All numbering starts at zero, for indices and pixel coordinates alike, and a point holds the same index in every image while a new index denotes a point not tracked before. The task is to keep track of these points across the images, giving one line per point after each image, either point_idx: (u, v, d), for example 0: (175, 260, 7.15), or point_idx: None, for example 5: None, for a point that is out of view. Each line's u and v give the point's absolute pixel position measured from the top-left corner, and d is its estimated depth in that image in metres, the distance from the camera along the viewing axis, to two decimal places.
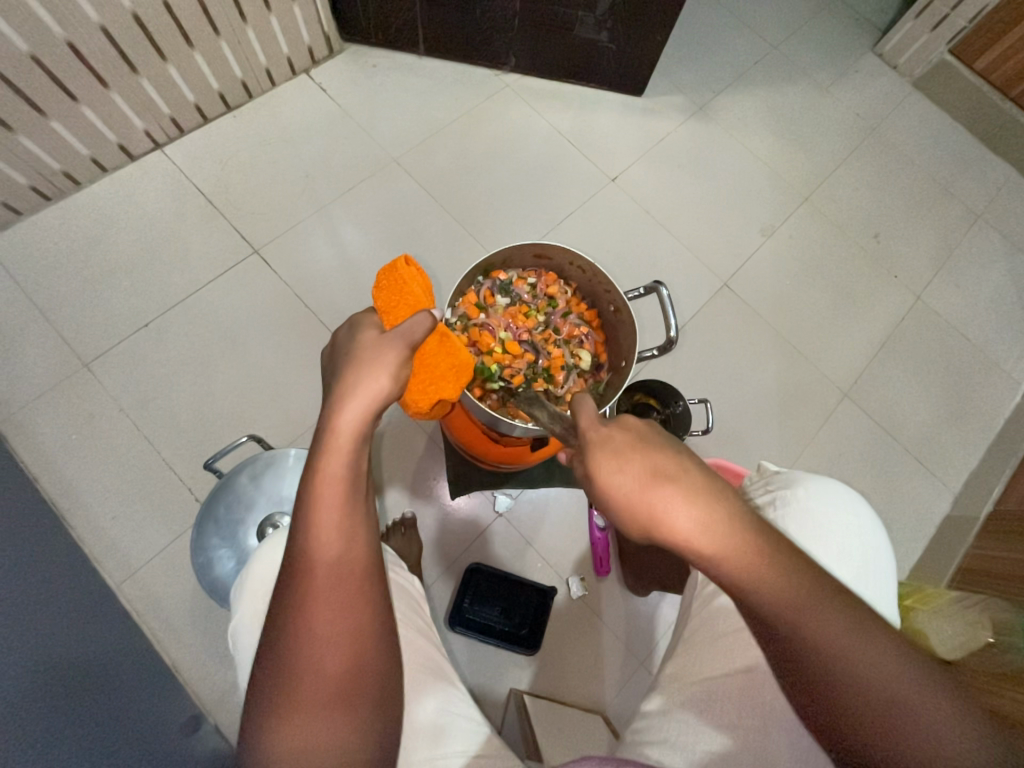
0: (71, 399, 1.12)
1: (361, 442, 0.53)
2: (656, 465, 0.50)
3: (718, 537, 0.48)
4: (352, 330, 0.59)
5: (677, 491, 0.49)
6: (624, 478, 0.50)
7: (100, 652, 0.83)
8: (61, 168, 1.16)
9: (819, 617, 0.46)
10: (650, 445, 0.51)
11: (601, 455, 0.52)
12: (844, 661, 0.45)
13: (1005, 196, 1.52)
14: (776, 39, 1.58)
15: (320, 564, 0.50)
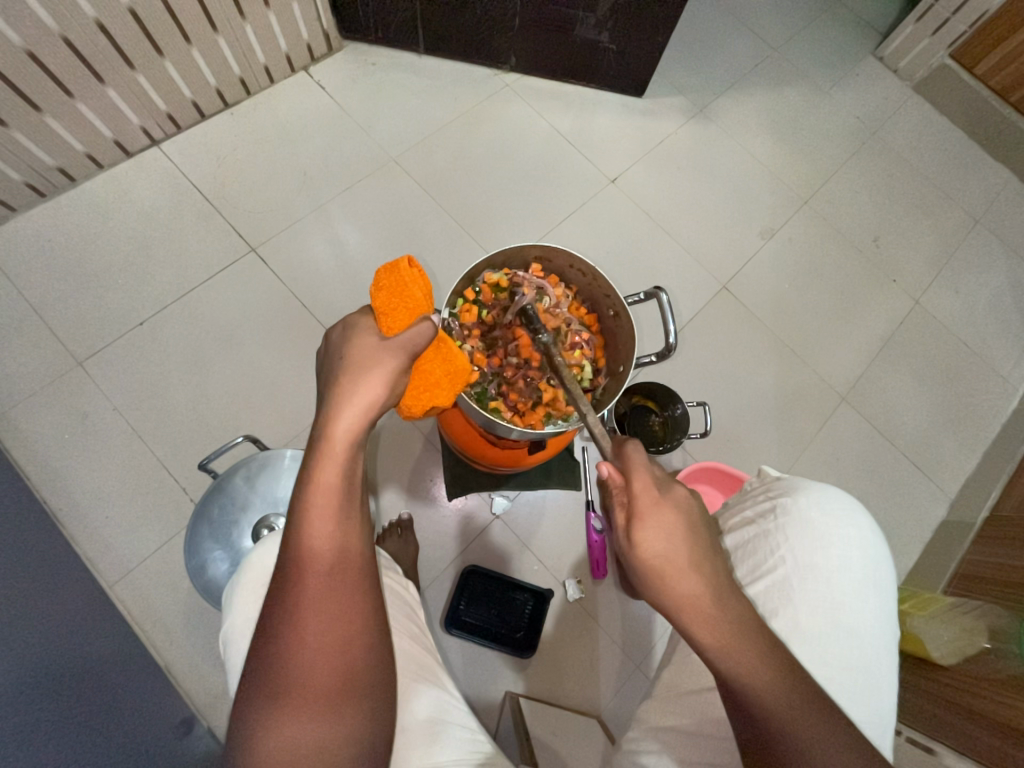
0: (65, 397, 1.11)
1: (357, 451, 0.52)
2: (696, 549, 0.54)
3: (726, 622, 0.53)
4: (353, 337, 0.58)
5: (696, 562, 0.54)
6: (664, 554, 0.53)
7: (93, 654, 0.83)
8: (56, 164, 1.15)
9: (800, 718, 0.50)
10: (696, 529, 0.55)
11: (648, 530, 0.53)
12: (803, 740, 0.49)
13: (1003, 201, 1.53)
14: (777, 41, 1.58)
15: (312, 569, 0.49)
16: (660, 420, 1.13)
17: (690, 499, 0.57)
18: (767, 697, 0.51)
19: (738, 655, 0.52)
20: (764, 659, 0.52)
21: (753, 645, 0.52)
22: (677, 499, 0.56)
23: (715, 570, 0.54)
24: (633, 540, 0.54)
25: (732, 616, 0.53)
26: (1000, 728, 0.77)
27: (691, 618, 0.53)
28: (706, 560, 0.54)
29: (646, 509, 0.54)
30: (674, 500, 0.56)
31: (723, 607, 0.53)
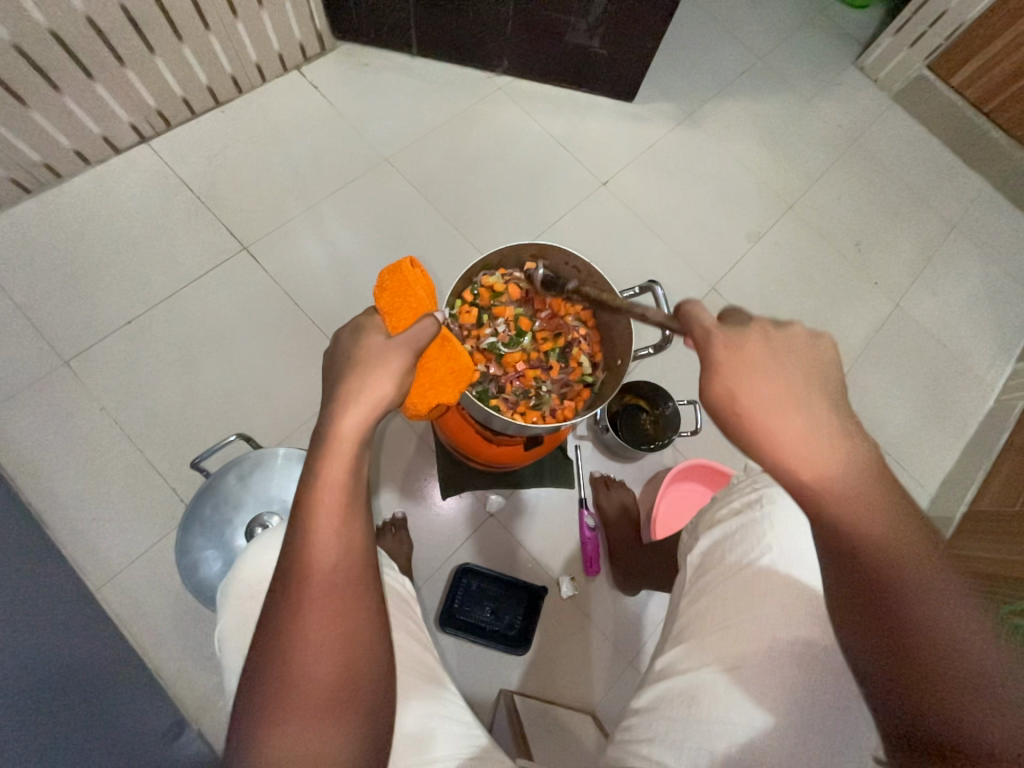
0: (50, 396, 1.09)
1: (364, 447, 0.53)
2: (804, 383, 0.51)
3: (830, 463, 0.47)
4: (365, 330, 0.58)
5: (786, 398, 0.50)
6: (749, 387, 0.51)
7: (82, 658, 0.81)
8: (42, 160, 1.13)
9: (919, 569, 0.43)
10: (785, 367, 0.52)
11: (726, 367, 0.52)
12: (922, 592, 0.42)
13: (978, 208, 1.58)
14: (762, 50, 1.62)
15: (316, 567, 0.49)
16: (651, 419, 1.16)
17: (812, 344, 0.54)
18: (880, 543, 0.44)
19: (846, 494, 0.46)
20: (880, 504, 0.46)
21: (869, 489, 0.46)
22: (791, 341, 0.54)
23: (830, 408, 0.50)
24: (727, 376, 0.52)
25: (846, 454, 0.48)
26: None
27: (789, 458, 0.48)
28: (817, 395, 0.51)
29: (749, 347, 0.53)
30: (790, 340, 0.54)
31: (834, 443, 0.48)
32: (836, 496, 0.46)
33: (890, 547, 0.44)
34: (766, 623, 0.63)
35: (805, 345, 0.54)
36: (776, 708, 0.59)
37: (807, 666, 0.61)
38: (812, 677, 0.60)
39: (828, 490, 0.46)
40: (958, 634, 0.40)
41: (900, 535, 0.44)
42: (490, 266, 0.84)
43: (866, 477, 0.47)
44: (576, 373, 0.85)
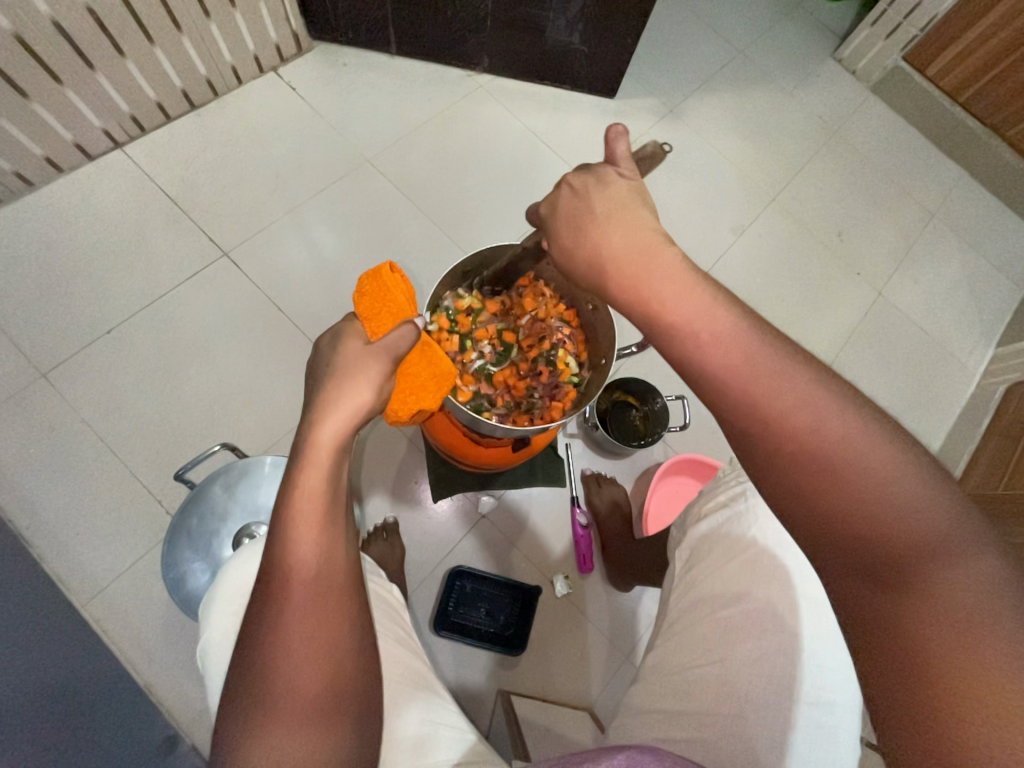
0: (29, 410, 1.06)
1: (342, 455, 0.52)
2: (618, 221, 0.53)
3: (649, 273, 0.49)
4: (343, 337, 0.58)
5: (607, 218, 0.54)
6: (575, 218, 0.56)
7: (69, 677, 0.80)
8: (12, 168, 1.10)
9: (788, 383, 0.41)
10: (605, 190, 0.55)
11: (559, 209, 0.59)
12: (799, 407, 0.41)
13: (957, 196, 1.61)
14: (742, 43, 1.62)
15: (297, 577, 0.48)
16: (641, 415, 1.17)
17: (614, 181, 0.56)
18: (738, 360, 0.43)
19: (685, 321, 0.46)
20: (703, 306, 0.46)
21: (709, 307, 0.46)
22: (595, 183, 0.56)
23: (653, 236, 0.52)
24: (560, 245, 0.58)
25: (673, 276, 0.48)
26: None
27: (616, 278, 0.52)
28: (633, 227, 0.53)
29: (565, 211, 0.58)
30: (593, 185, 0.56)
31: (655, 271, 0.49)
32: (683, 327, 0.46)
33: (750, 367, 0.42)
34: (750, 615, 0.64)
35: (606, 181, 0.56)
36: (764, 698, 0.59)
37: (791, 657, 0.61)
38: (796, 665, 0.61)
39: (669, 324, 0.46)
40: (831, 441, 0.39)
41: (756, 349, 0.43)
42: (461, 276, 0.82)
43: (708, 298, 0.46)
44: (564, 375, 0.84)
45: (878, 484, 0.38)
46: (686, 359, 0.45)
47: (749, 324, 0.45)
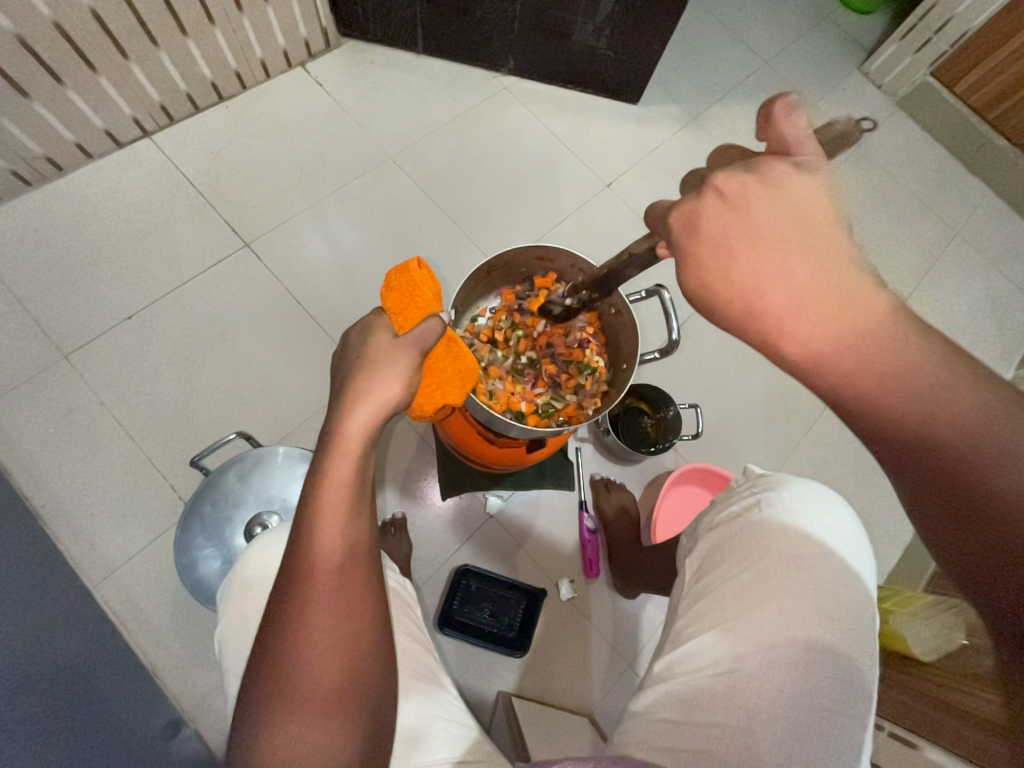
0: (49, 391, 1.08)
1: (371, 448, 0.52)
2: (794, 246, 0.44)
3: (834, 311, 0.44)
4: (373, 328, 0.57)
5: (786, 245, 0.44)
6: (744, 240, 0.45)
7: (79, 655, 0.81)
8: (44, 152, 1.12)
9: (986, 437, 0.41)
10: (788, 204, 0.45)
11: (717, 222, 0.46)
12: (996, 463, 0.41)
13: (982, 215, 1.59)
14: (768, 53, 1.62)
15: (322, 566, 0.48)
16: (652, 422, 1.17)
17: (790, 180, 0.45)
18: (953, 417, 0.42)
19: (892, 377, 0.43)
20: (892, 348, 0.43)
21: (922, 358, 0.43)
22: (765, 187, 0.45)
23: (833, 269, 0.44)
24: (699, 279, 0.48)
25: (878, 324, 0.43)
26: (924, 696, 0.84)
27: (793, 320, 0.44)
28: (812, 263, 0.44)
29: (714, 228, 0.47)
30: (758, 191, 0.45)
31: (859, 318, 0.43)
32: (896, 382, 0.43)
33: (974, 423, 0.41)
34: (766, 628, 0.63)
35: (784, 185, 0.45)
36: (777, 713, 0.58)
37: (807, 673, 0.60)
38: (814, 681, 0.60)
39: (877, 381, 0.43)
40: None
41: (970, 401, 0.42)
42: (478, 279, 0.82)
43: (916, 345, 0.43)
44: (601, 374, 0.86)
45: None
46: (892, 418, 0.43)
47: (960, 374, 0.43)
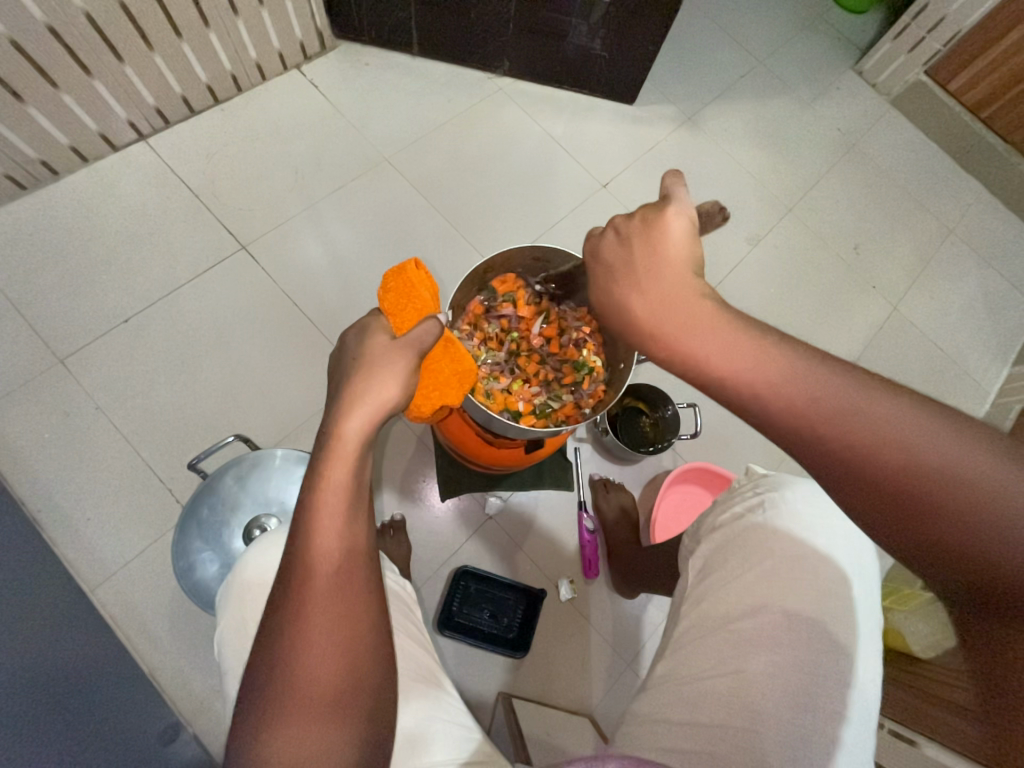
0: (46, 396, 1.07)
1: (366, 450, 0.52)
2: (668, 275, 0.53)
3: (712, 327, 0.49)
4: (370, 329, 0.57)
5: (659, 272, 0.54)
6: (625, 270, 0.56)
7: (77, 660, 0.81)
8: (39, 156, 1.12)
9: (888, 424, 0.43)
10: (658, 240, 0.55)
11: (607, 259, 0.57)
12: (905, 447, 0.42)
13: (975, 213, 1.60)
14: (763, 53, 1.62)
15: (319, 569, 0.48)
16: (650, 421, 1.17)
17: (666, 223, 0.55)
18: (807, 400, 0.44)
19: (745, 373, 0.46)
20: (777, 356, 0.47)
21: (777, 353, 0.47)
22: (639, 230, 0.56)
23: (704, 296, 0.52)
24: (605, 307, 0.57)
25: (734, 331, 0.48)
26: (921, 691, 0.85)
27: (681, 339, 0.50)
28: (681, 288, 0.52)
29: (608, 263, 0.57)
30: (639, 235, 0.56)
31: (715, 327, 0.49)
32: (752, 377, 0.46)
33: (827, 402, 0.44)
34: (768, 629, 0.63)
35: (657, 226, 0.55)
36: (780, 713, 0.58)
37: (811, 673, 0.60)
38: (818, 682, 0.60)
39: (762, 388, 0.46)
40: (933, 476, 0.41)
41: (823, 384, 0.45)
42: (474, 280, 0.83)
43: (787, 354, 0.47)
44: (599, 373, 0.86)
45: (973, 502, 0.40)
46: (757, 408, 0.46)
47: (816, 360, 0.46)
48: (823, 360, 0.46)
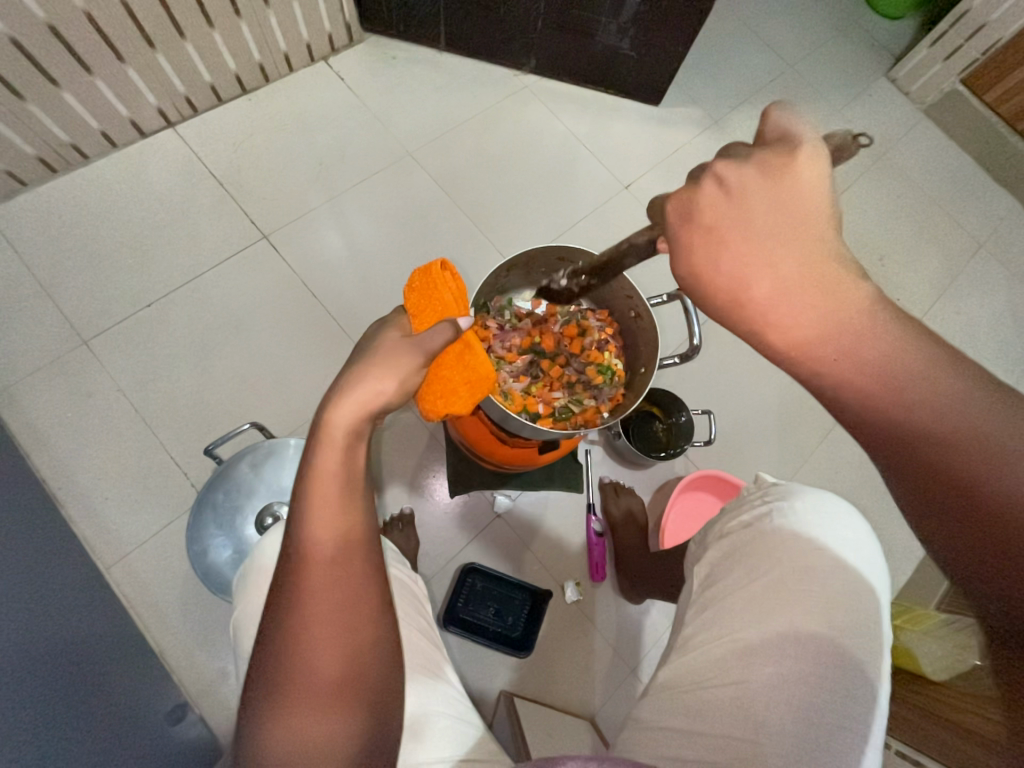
0: (68, 377, 1.10)
1: (355, 442, 0.52)
2: (780, 232, 0.45)
3: (804, 288, 0.44)
4: (383, 327, 0.58)
5: (769, 232, 0.45)
6: (724, 224, 0.46)
7: (89, 637, 0.82)
8: (70, 140, 1.14)
9: (950, 410, 0.40)
10: (778, 195, 0.45)
11: (704, 211, 0.47)
12: (960, 436, 0.39)
13: (1007, 227, 1.56)
14: (793, 58, 1.59)
15: (315, 556, 0.49)
16: (664, 427, 1.16)
17: (789, 174, 0.45)
18: (887, 382, 0.41)
19: (831, 346, 0.43)
20: (857, 327, 0.43)
21: (867, 329, 0.43)
22: (755, 178, 0.46)
23: (818, 254, 0.44)
24: (688, 260, 0.49)
25: (837, 301, 0.43)
26: (925, 707, 0.85)
27: (768, 294, 0.44)
28: (801, 243, 0.44)
29: (709, 217, 0.47)
30: (756, 187, 0.46)
31: (826, 295, 0.43)
32: (837, 351, 0.42)
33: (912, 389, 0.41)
34: (776, 640, 0.62)
35: (777, 177, 0.45)
36: (785, 726, 0.57)
37: (818, 685, 0.59)
38: (826, 693, 0.59)
39: (835, 361, 0.43)
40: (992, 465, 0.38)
41: (918, 373, 0.41)
42: (499, 278, 0.82)
43: (871, 325, 0.43)
44: (619, 377, 0.86)
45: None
46: (835, 384, 0.43)
47: (918, 344, 0.42)
48: (907, 339, 0.42)
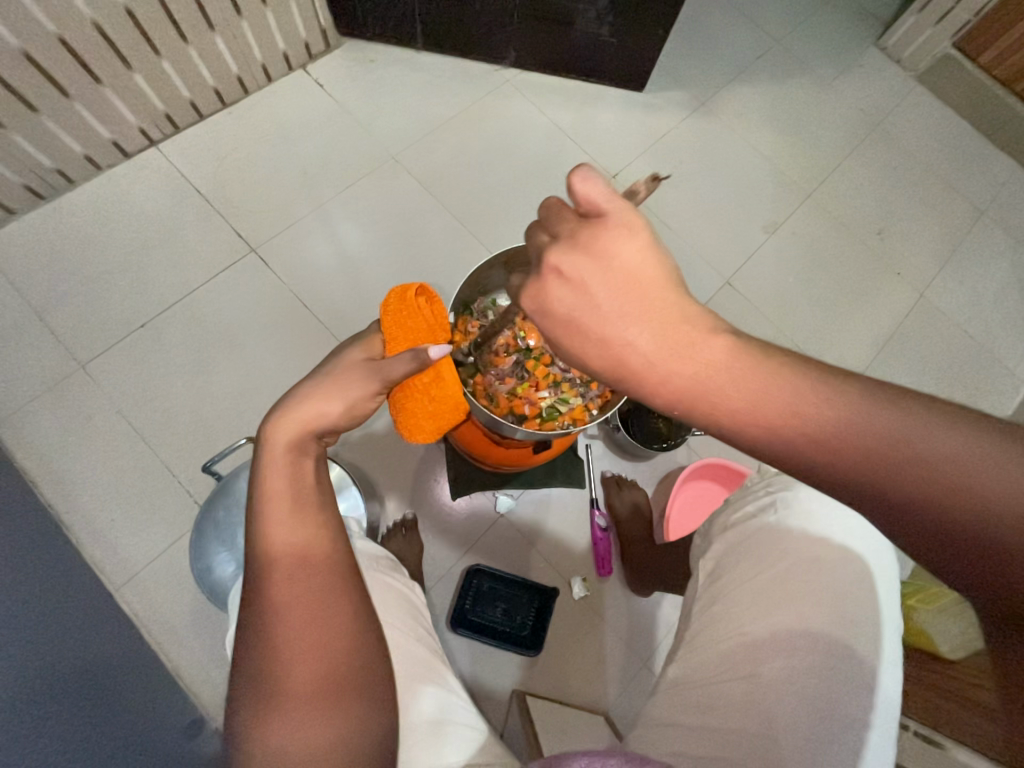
0: (69, 401, 1.11)
1: (298, 456, 0.56)
2: (631, 316, 0.41)
3: (688, 354, 0.40)
4: (347, 352, 0.66)
5: (627, 315, 0.41)
6: (575, 305, 0.42)
7: (102, 657, 0.83)
8: (55, 166, 1.14)
9: (897, 432, 0.36)
10: (613, 273, 0.41)
11: (551, 291, 0.43)
12: (920, 459, 0.35)
13: (1008, 192, 1.52)
14: (779, 33, 1.56)
15: (278, 553, 0.51)
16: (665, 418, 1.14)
17: (613, 249, 0.42)
18: (816, 424, 0.37)
19: (743, 400, 0.39)
20: (758, 377, 0.39)
21: (772, 375, 0.39)
22: (582, 253, 0.42)
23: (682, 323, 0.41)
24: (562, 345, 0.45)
25: (722, 361, 0.40)
26: (941, 689, 0.84)
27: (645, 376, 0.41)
28: (659, 318, 0.41)
29: (564, 312, 0.43)
30: (593, 269, 0.42)
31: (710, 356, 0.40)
32: (754, 404, 0.38)
33: (816, 422, 0.37)
34: (784, 634, 0.61)
35: (599, 253, 0.42)
36: (796, 718, 0.56)
37: (827, 676, 0.58)
38: (835, 684, 0.58)
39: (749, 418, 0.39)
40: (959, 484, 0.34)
41: (827, 401, 0.38)
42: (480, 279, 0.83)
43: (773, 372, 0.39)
44: None
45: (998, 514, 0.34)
46: (760, 434, 0.38)
47: (795, 372, 0.39)
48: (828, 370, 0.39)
